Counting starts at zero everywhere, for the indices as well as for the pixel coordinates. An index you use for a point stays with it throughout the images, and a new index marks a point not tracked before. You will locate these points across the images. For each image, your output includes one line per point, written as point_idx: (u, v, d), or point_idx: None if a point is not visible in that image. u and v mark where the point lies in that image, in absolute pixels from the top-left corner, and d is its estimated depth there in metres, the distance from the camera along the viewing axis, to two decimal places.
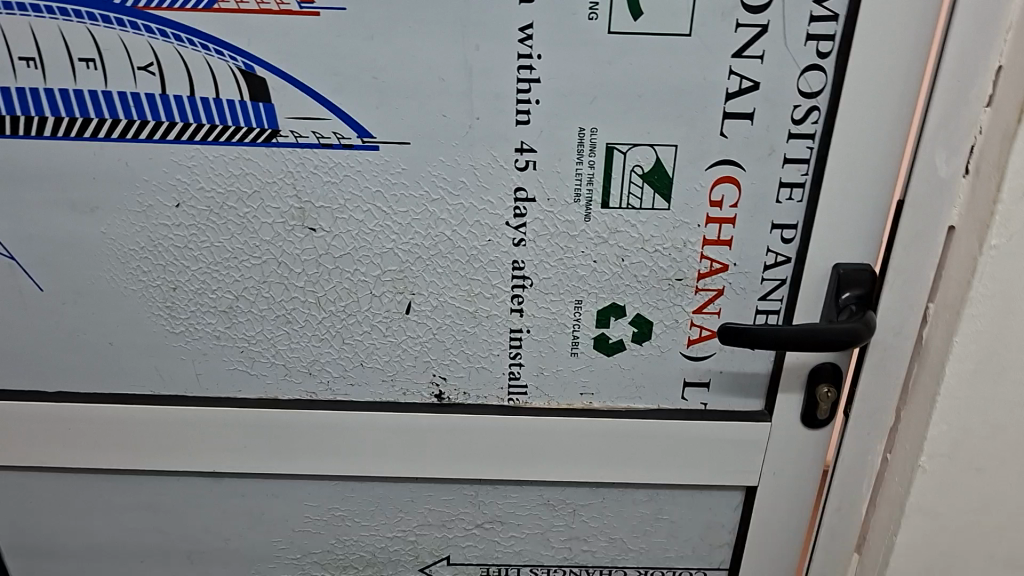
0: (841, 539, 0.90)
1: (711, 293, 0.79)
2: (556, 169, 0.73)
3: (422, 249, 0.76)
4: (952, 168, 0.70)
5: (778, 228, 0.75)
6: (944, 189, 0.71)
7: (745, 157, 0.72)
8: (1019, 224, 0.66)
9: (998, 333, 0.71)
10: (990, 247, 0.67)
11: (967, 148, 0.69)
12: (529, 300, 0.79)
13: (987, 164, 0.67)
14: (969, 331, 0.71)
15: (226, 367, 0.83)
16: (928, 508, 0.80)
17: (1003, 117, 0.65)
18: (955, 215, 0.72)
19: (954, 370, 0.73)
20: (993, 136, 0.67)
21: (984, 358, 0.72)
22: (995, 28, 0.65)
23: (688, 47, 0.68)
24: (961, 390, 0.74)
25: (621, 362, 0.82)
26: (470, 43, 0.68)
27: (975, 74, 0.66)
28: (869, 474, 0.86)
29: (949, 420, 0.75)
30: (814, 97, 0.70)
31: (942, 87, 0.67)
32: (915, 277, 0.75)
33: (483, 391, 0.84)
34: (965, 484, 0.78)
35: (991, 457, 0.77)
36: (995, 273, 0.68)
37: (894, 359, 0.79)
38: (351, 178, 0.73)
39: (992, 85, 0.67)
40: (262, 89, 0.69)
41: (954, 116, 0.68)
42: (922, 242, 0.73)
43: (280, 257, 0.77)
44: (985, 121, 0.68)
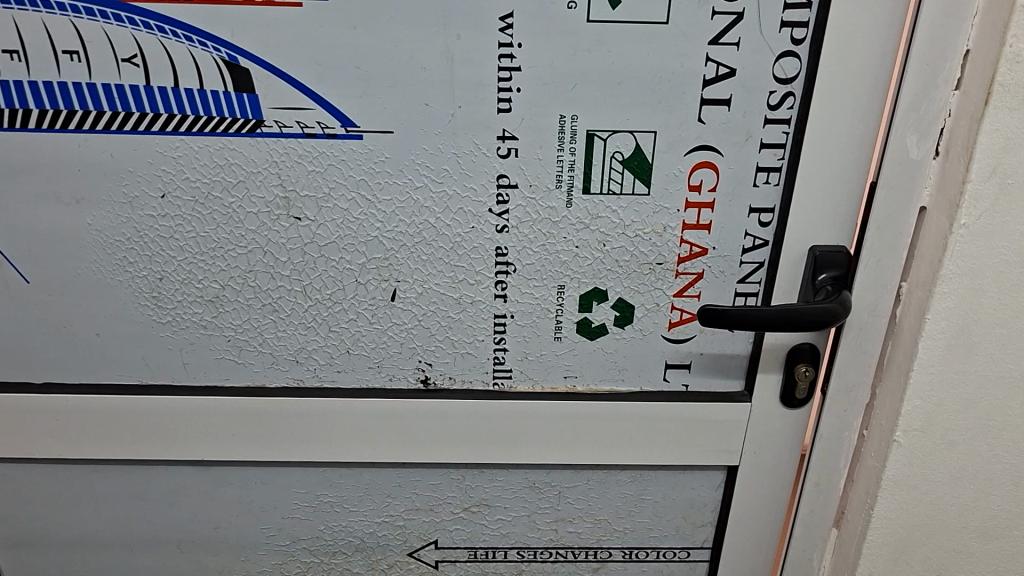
0: (820, 515, 0.92)
1: (691, 277, 0.80)
2: (537, 156, 0.74)
3: (407, 236, 0.78)
4: (923, 151, 0.72)
5: (755, 212, 0.77)
6: (915, 171, 0.73)
7: (722, 142, 0.74)
8: (987, 203, 0.68)
9: (968, 310, 0.73)
10: (960, 227, 0.69)
11: (937, 130, 0.71)
12: (513, 285, 0.80)
13: (956, 146, 0.69)
14: (941, 309, 0.73)
15: (214, 356, 0.84)
16: (904, 482, 0.82)
17: (971, 100, 0.67)
18: (926, 196, 0.73)
19: (927, 347, 0.75)
20: (961, 119, 0.69)
21: (956, 335, 0.74)
22: (963, 14, 0.66)
23: (665, 35, 0.69)
24: (933, 366, 0.76)
25: (604, 346, 0.84)
26: (451, 33, 0.69)
27: (944, 59, 0.68)
28: (847, 451, 0.88)
29: (922, 396, 0.77)
30: (788, 83, 0.71)
31: (913, 72, 0.69)
32: (889, 258, 0.77)
33: (469, 376, 0.85)
34: (939, 457, 0.80)
35: (963, 431, 0.79)
36: (965, 251, 0.70)
37: (869, 339, 0.81)
38: (335, 167, 0.74)
39: (959, 69, 0.69)
40: (246, 80, 0.70)
41: (924, 100, 0.70)
42: (895, 224, 0.75)
43: (266, 246, 0.78)
44: (954, 104, 0.70)
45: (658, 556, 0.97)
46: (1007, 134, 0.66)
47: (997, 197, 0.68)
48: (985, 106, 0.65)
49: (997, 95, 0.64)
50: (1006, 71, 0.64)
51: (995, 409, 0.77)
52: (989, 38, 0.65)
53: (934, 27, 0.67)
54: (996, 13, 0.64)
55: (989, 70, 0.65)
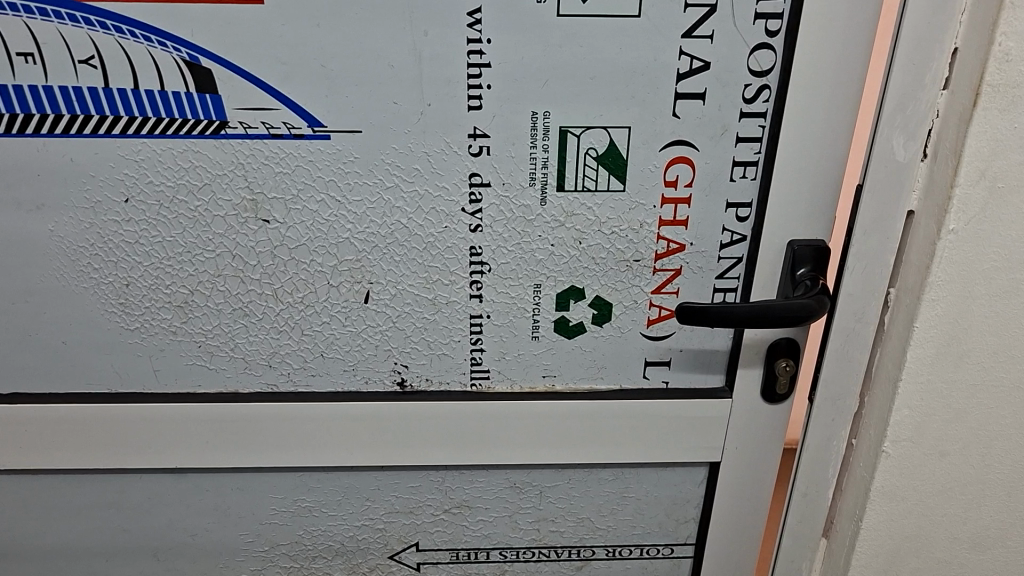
0: (809, 526, 0.91)
1: (669, 274, 0.79)
2: (509, 153, 0.72)
3: (379, 237, 0.76)
4: (910, 152, 0.70)
5: (733, 207, 0.76)
6: (902, 173, 0.71)
7: (698, 137, 0.72)
8: (976, 208, 0.67)
9: (958, 317, 0.72)
10: (949, 232, 0.68)
11: (925, 133, 0.70)
12: (488, 285, 0.79)
13: (944, 147, 0.68)
14: (929, 316, 0.72)
15: (184, 363, 0.82)
16: (893, 492, 0.81)
17: (959, 100, 0.66)
18: (915, 199, 0.72)
19: (915, 355, 0.74)
20: (949, 119, 0.67)
21: (945, 342, 0.73)
22: (950, 12, 0.65)
23: (637, 29, 0.68)
24: (923, 373, 0.75)
25: (583, 345, 0.82)
26: (419, 29, 0.67)
27: (930, 56, 0.67)
28: (836, 460, 0.87)
29: (912, 405, 0.76)
30: (763, 76, 0.70)
31: (899, 69, 0.67)
32: (874, 260, 0.75)
33: (446, 377, 0.84)
34: (929, 468, 0.79)
35: (954, 441, 0.78)
36: (953, 256, 0.69)
37: (856, 346, 0.80)
38: (303, 168, 0.72)
39: (947, 68, 0.67)
40: (208, 80, 0.68)
41: (910, 100, 0.68)
42: (883, 227, 0.74)
43: (234, 249, 0.76)
44: (942, 104, 0.68)
45: (641, 553, 0.97)
46: (995, 136, 0.64)
47: (985, 202, 0.67)
48: (974, 107, 0.64)
49: (986, 95, 0.63)
50: (994, 70, 0.62)
51: (985, 419, 0.77)
52: (978, 36, 0.64)
53: (920, 26, 0.65)
54: (985, 12, 0.62)
55: (978, 69, 0.63)
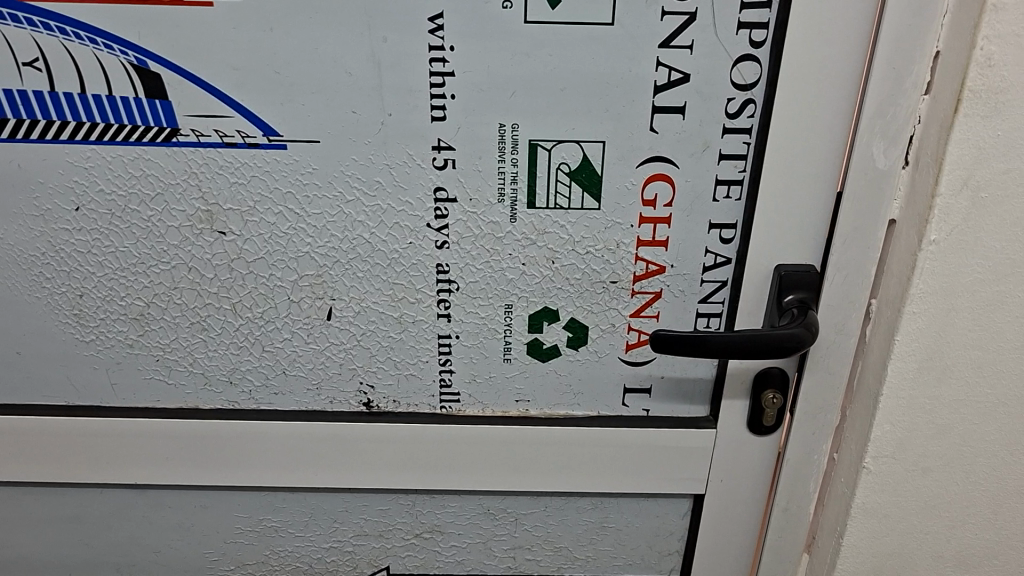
0: (790, 541, 0.86)
1: (648, 296, 0.74)
2: (476, 168, 0.68)
3: (340, 252, 0.72)
4: (891, 160, 0.65)
5: (716, 228, 0.71)
6: (883, 182, 0.66)
7: (678, 154, 0.68)
8: (959, 218, 0.61)
9: (940, 331, 0.66)
10: (930, 243, 0.63)
11: (906, 139, 0.65)
12: (456, 304, 0.75)
13: (926, 155, 0.63)
14: (911, 329, 0.66)
15: (142, 377, 0.79)
16: (874, 509, 0.75)
17: (941, 107, 0.61)
18: (896, 208, 0.67)
19: (896, 370, 0.68)
20: (931, 126, 0.62)
21: (927, 356, 0.67)
22: (931, 13, 0.60)
23: (611, 38, 0.63)
24: (904, 389, 0.69)
25: (557, 368, 0.78)
26: (377, 35, 0.63)
27: (911, 59, 0.62)
28: (818, 474, 0.82)
29: (893, 420, 0.70)
30: (748, 89, 0.65)
31: (878, 73, 0.63)
32: (857, 276, 0.70)
33: (414, 398, 0.80)
34: (912, 485, 0.73)
35: (937, 457, 0.72)
36: (935, 269, 0.63)
37: (837, 358, 0.75)
38: (259, 178, 0.69)
39: (929, 72, 0.62)
40: (157, 86, 0.65)
41: (889, 106, 0.64)
42: (862, 237, 0.69)
43: (190, 262, 0.73)
44: (925, 110, 0.63)
45: None
46: (980, 143, 0.59)
47: (969, 212, 0.61)
48: (954, 114, 0.59)
49: (968, 101, 0.58)
50: (976, 76, 0.57)
51: (970, 433, 0.70)
52: (960, 39, 0.58)
53: (900, 27, 0.61)
54: (968, 13, 0.57)
55: (959, 73, 0.58)
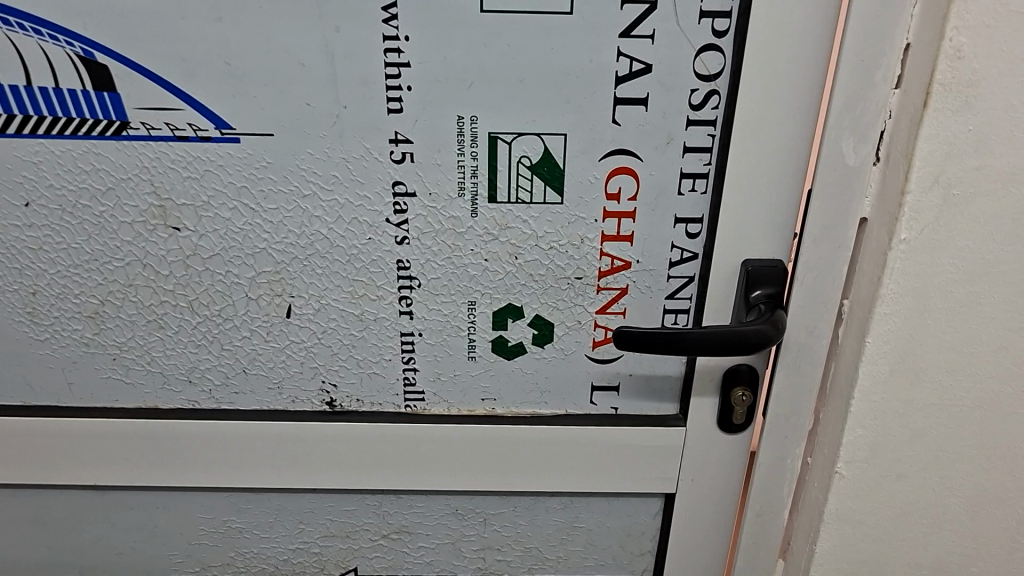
0: (765, 545, 0.84)
1: (614, 293, 0.73)
2: (435, 161, 0.67)
3: (298, 248, 0.70)
4: (861, 156, 0.63)
5: (682, 222, 0.70)
6: (854, 179, 0.64)
7: (641, 147, 0.66)
8: (930, 216, 0.59)
9: (913, 333, 0.63)
10: (900, 242, 0.60)
11: (876, 134, 0.62)
12: (418, 301, 0.73)
13: (897, 151, 0.60)
14: (882, 331, 0.63)
15: (99, 376, 0.77)
16: (848, 516, 0.73)
17: (912, 100, 0.58)
18: (867, 206, 0.65)
19: (868, 373, 0.65)
20: (902, 121, 0.59)
21: (900, 358, 0.64)
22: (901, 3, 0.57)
23: (570, 27, 0.61)
24: (877, 393, 0.66)
25: (523, 366, 0.76)
26: (329, 25, 0.61)
27: (880, 51, 0.59)
28: (791, 479, 0.79)
29: (865, 424, 0.68)
30: (712, 80, 0.64)
31: (846, 65, 0.60)
32: (827, 275, 0.68)
33: (378, 397, 0.78)
34: (885, 490, 0.71)
35: (912, 462, 0.69)
36: (906, 269, 0.61)
37: (809, 361, 0.72)
38: (213, 173, 0.67)
39: (900, 64, 0.60)
40: (105, 78, 0.63)
41: (859, 100, 0.61)
42: (832, 236, 0.67)
43: (144, 258, 0.71)
44: (895, 104, 0.61)
45: None
46: (950, 139, 0.56)
47: (940, 210, 0.59)
48: (924, 108, 0.56)
49: (938, 95, 0.55)
50: (945, 68, 0.54)
51: (945, 439, 0.68)
52: (929, 30, 0.56)
53: (867, 17, 0.58)
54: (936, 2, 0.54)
55: (929, 66, 0.55)
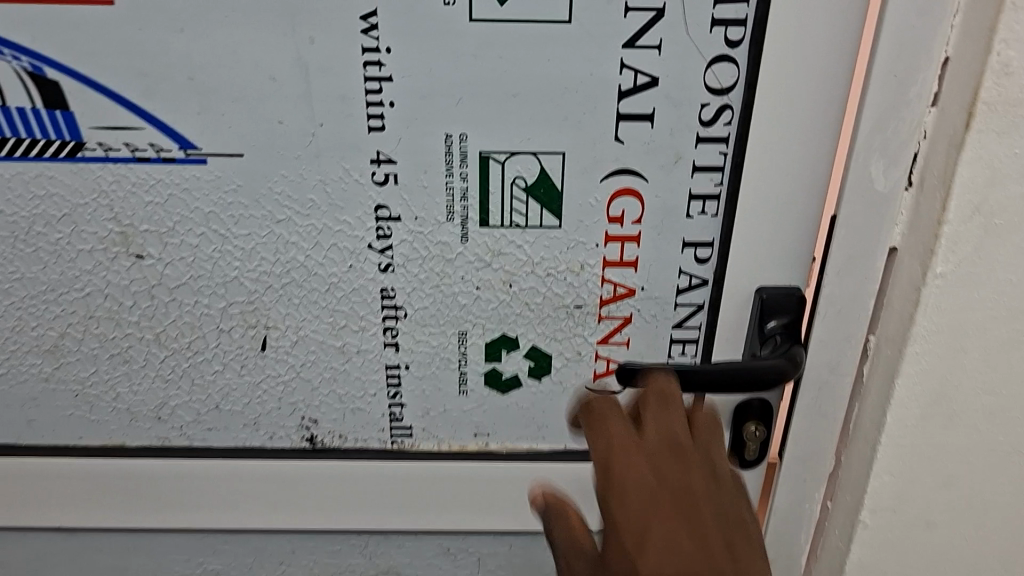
0: None
1: (617, 322, 0.67)
2: (421, 183, 0.61)
3: (273, 276, 0.65)
4: (892, 180, 0.58)
5: (690, 246, 0.64)
6: (884, 206, 0.59)
7: (647, 166, 0.61)
8: (969, 248, 0.55)
9: (947, 372, 0.60)
10: (935, 275, 0.56)
11: (909, 157, 0.57)
12: (405, 333, 0.67)
13: (933, 176, 0.56)
14: (912, 371, 0.60)
15: (61, 414, 0.71)
16: (873, 566, 0.69)
17: (950, 120, 0.54)
18: (897, 235, 0.60)
19: (897, 415, 0.62)
20: (938, 143, 0.55)
21: (932, 401, 0.61)
22: (941, 12, 0.53)
23: (568, 37, 0.56)
24: (906, 437, 0.63)
25: (519, 399, 0.71)
26: (303, 35, 0.55)
27: (916, 65, 0.54)
28: (809, 525, 0.74)
29: (892, 470, 0.64)
30: (724, 94, 0.58)
31: (877, 81, 0.55)
32: (853, 308, 0.63)
33: (362, 433, 0.73)
34: (913, 540, 0.67)
35: (942, 510, 0.65)
36: (941, 304, 0.57)
37: (831, 398, 0.67)
38: (178, 197, 0.61)
39: (937, 80, 0.55)
40: (57, 95, 0.57)
41: (891, 120, 0.56)
42: (858, 266, 0.62)
43: (106, 289, 0.65)
44: (931, 123, 0.56)
45: None
46: (993, 165, 0.52)
47: (980, 241, 0.55)
48: (966, 130, 0.52)
49: (982, 116, 0.51)
50: (991, 86, 0.50)
51: (979, 486, 0.64)
52: (972, 43, 0.52)
53: (902, 28, 0.53)
54: (981, 12, 0.50)
55: (971, 84, 0.51)
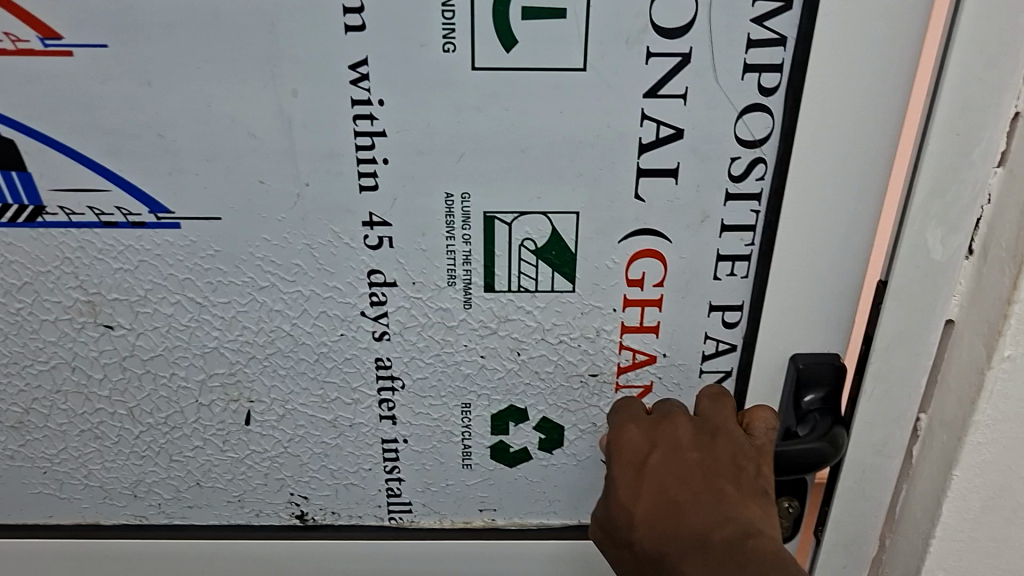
0: None
1: (637, 391, 0.61)
2: (419, 246, 0.55)
3: (256, 346, 0.58)
4: (952, 250, 0.54)
5: (718, 310, 0.58)
6: (940, 276, 0.55)
7: (669, 225, 0.54)
8: None
9: (1011, 465, 0.57)
10: (1003, 361, 0.53)
11: (970, 223, 0.53)
12: (402, 405, 0.61)
13: (1000, 248, 0.52)
14: (973, 464, 0.57)
15: (28, 492, 0.65)
16: None
17: (1023, 187, 0.50)
18: (954, 306, 0.56)
19: (955, 508, 0.59)
20: (1006, 211, 0.51)
21: (993, 493, 0.58)
22: (1013, 64, 0.48)
23: (582, 86, 0.50)
24: (963, 530, 0.60)
25: (528, 474, 0.65)
26: (286, 87, 0.50)
27: (983, 123, 0.49)
28: None
29: (947, 563, 0.62)
30: (756, 146, 0.52)
31: (938, 140, 0.50)
32: (904, 386, 0.59)
33: (356, 511, 0.66)
34: None
35: None
36: (1008, 391, 0.54)
37: (877, 480, 0.63)
38: (150, 263, 0.55)
39: (1005, 138, 0.50)
40: (12, 155, 0.51)
41: (953, 183, 0.51)
42: (910, 340, 0.57)
43: (73, 361, 0.59)
44: (996, 187, 0.52)
45: None
46: None
47: None
48: None
49: None
50: None
51: None
52: None
53: (968, 82, 0.48)
54: None
55: None
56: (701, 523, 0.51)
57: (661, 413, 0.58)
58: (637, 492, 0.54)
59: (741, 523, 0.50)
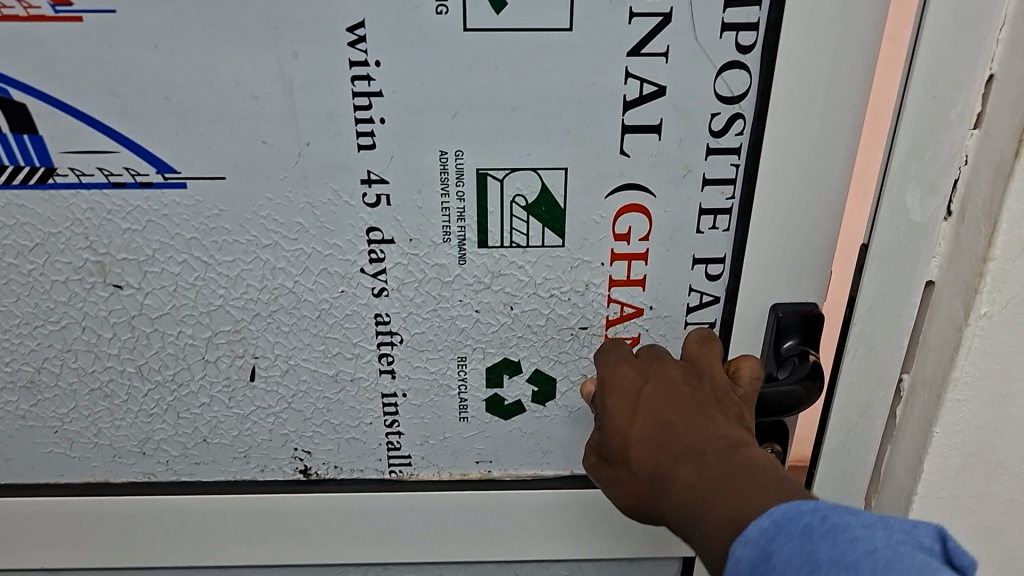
0: None
1: (625, 342, 0.64)
2: (415, 204, 0.57)
3: (260, 303, 0.61)
4: (930, 212, 0.57)
5: (701, 263, 0.61)
6: (920, 236, 0.57)
7: (654, 180, 0.57)
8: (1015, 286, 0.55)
9: (990, 420, 0.60)
10: (980, 317, 0.56)
11: (948, 184, 0.56)
12: (401, 359, 0.64)
13: (976, 207, 0.55)
14: (954, 420, 0.60)
15: (39, 452, 0.67)
16: None
17: (997, 147, 0.53)
18: (935, 266, 0.59)
19: (936, 464, 0.62)
20: (982, 171, 0.54)
21: (973, 449, 0.61)
22: (986, 27, 0.51)
23: (569, 46, 0.52)
24: (945, 487, 0.63)
25: (522, 426, 0.68)
26: (286, 50, 0.52)
27: (958, 85, 0.53)
28: None
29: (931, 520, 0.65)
30: (735, 102, 0.55)
31: (915, 101, 0.53)
32: (887, 347, 0.62)
33: (358, 464, 0.69)
34: None
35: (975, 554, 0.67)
36: (985, 345, 0.57)
37: (863, 442, 0.66)
38: (157, 223, 0.58)
39: (980, 99, 0.53)
40: (25, 118, 0.54)
41: (931, 144, 0.54)
42: (893, 300, 0.60)
43: (84, 321, 0.61)
44: (972, 147, 0.55)
45: None
46: None
47: None
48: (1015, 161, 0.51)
49: None
50: None
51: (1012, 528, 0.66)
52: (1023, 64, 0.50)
53: (942, 45, 0.51)
54: None
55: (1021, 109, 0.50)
56: (693, 436, 0.52)
57: (648, 356, 0.60)
58: (632, 419, 0.56)
59: (732, 436, 0.52)
